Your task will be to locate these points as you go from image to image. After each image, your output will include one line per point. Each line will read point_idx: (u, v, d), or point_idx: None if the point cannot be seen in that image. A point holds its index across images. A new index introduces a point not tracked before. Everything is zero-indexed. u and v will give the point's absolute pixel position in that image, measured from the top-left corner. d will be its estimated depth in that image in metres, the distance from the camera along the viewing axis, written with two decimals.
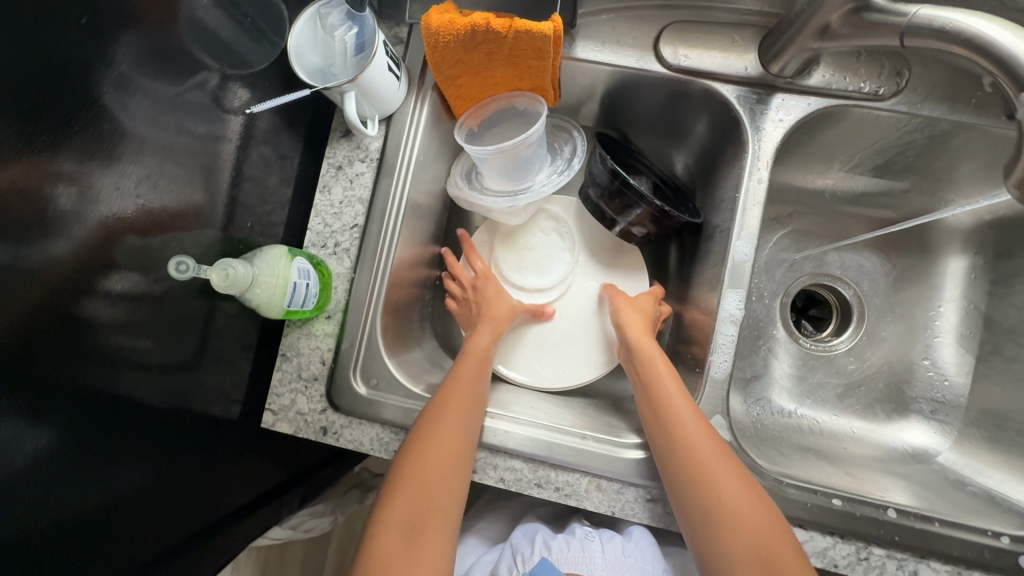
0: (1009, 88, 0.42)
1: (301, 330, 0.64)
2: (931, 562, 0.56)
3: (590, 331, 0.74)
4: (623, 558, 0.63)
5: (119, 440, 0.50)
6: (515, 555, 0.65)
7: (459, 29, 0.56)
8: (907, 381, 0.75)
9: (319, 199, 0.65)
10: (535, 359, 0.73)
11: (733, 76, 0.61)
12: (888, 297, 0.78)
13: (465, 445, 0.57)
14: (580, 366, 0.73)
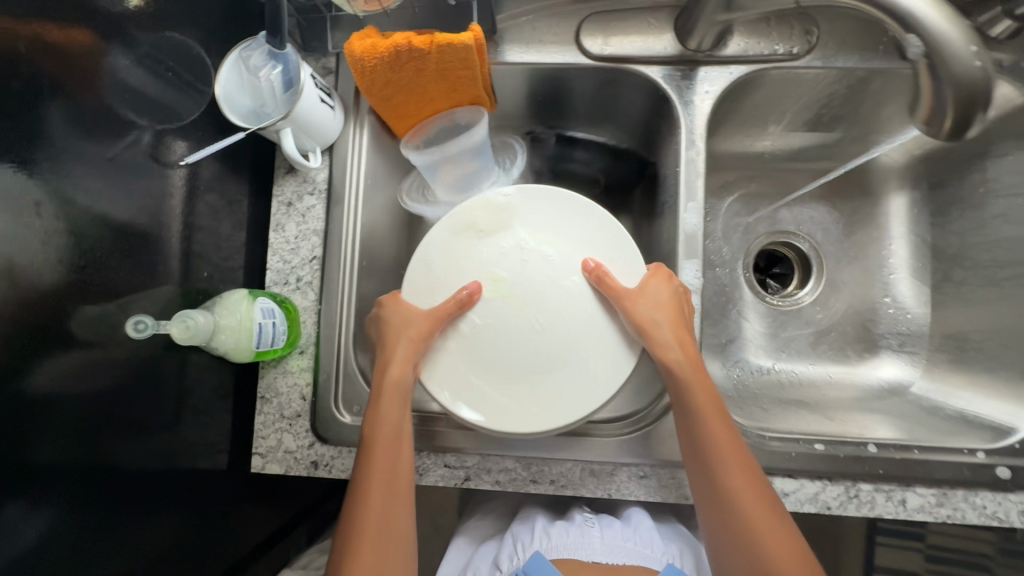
0: (895, 28, 0.41)
1: (276, 369, 0.64)
2: (916, 489, 0.58)
3: (585, 345, 0.58)
4: (623, 542, 0.65)
5: (109, 512, 0.49)
6: (516, 544, 0.67)
7: (382, 52, 0.57)
8: (872, 320, 0.77)
9: (274, 238, 0.65)
10: (520, 394, 0.57)
11: (655, 57, 0.64)
12: (842, 243, 0.81)
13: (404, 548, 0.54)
14: (585, 395, 0.56)
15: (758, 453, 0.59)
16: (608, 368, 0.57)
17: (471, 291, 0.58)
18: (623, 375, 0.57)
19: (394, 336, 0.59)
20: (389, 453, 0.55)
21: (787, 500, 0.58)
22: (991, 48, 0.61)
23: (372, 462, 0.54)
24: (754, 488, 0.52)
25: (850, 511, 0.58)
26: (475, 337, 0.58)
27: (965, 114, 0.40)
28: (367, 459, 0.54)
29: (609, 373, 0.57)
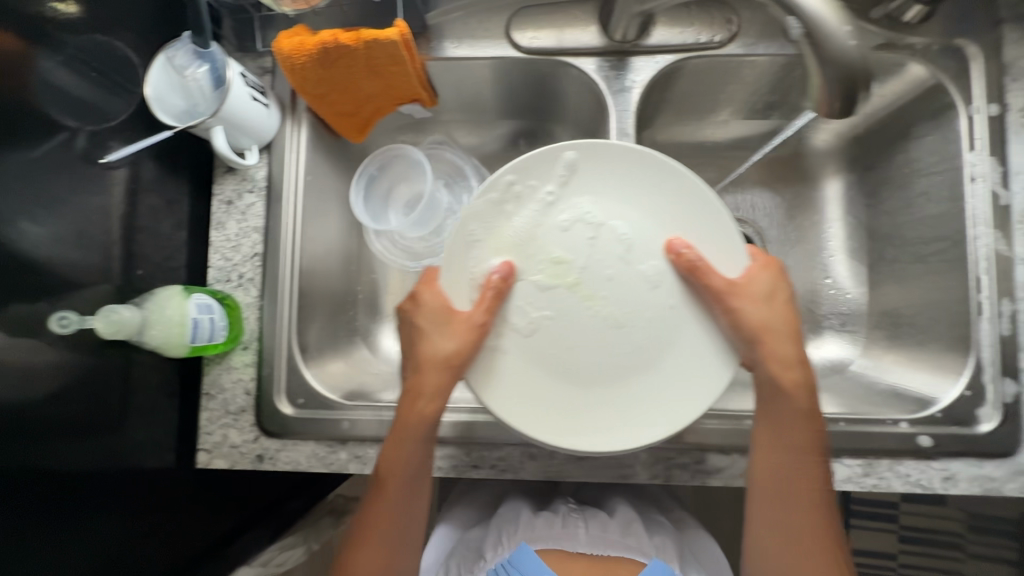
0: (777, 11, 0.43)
1: (220, 365, 0.65)
2: (844, 460, 0.60)
3: (671, 334, 0.55)
4: (605, 533, 0.66)
5: (53, 513, 0.49)
6: (502, 532, 0.69)
7: (310, 49, 0.58)
8: (815, 301, 0.77)
9: (216, 236, 0.66)
10: (576, 402, 0.55)
11: (582, 49, 0.65)
12: (784, 228, 0.81)
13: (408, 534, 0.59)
14: (652, 399, 0.55)
15: (690, 431, 0.61)
16: (710, 357, 0.54)
17: (496, 280, 0.54)
18: (722, 381, 0.53)
19: (429, 354, 0.56)
20: (415, 473, 0.58)
21: (720, 476, 0.60)
22: (903, 32, 0.63)
23: (393, 479, 0.58)
24: (801, 502, 0.56)
25: None
26: (565, 331, 0.56)
27: (847, 92, 0.42)
28: (399, 475, 0.57)
29: (692, 378, 0.54)
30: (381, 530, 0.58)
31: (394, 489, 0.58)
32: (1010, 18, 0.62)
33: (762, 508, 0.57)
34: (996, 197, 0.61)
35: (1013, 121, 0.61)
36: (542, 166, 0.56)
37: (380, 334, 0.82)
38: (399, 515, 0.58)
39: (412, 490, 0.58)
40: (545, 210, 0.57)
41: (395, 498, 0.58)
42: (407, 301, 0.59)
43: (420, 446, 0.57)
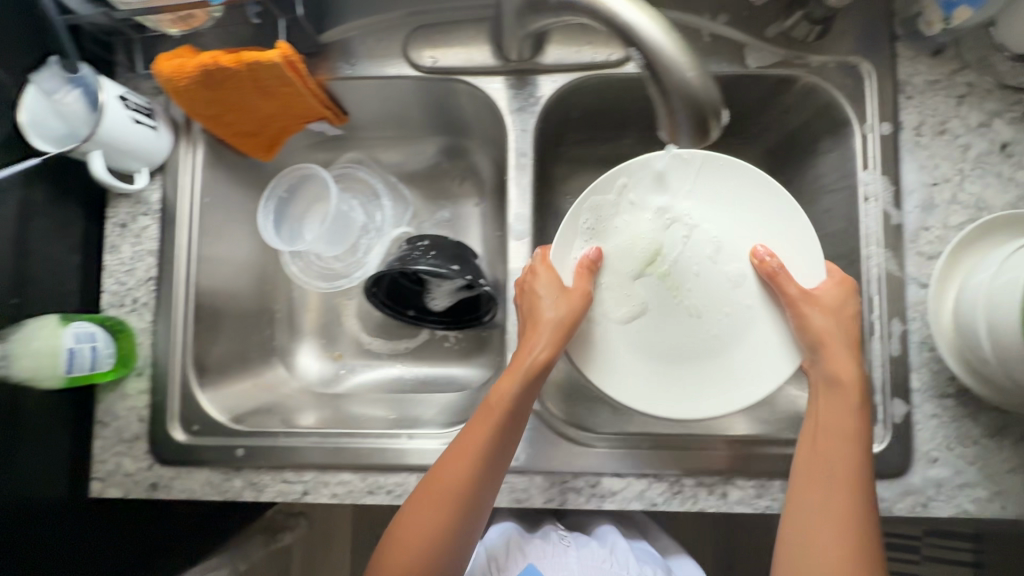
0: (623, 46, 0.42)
1: (114, 392, 0.64)
2: (737, 482, 0.60)
3: (743, 326, 0.57)
4: (598, 562, 0.66)
5: None
6: (492, 559, 0.66)
7: (191, 72, 0.57)
8: None
9: (108, 260, 0.65)
10: (701, 376, 0.57)
11: (478, 67, 0.65)
12: None
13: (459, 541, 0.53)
14: (746, 378, 0.56)
15: (581, 454, 0.61)
16: (769, 349, 0.57)
17: (587, 261, 0.58)
18: (783, 373, 0.56)
19: (544, 318, 0.56)
20: (512, 424, 0.55)
21: (615, 499, 0.60)
22: (800, 49, 0.63)
23: (488, 425, 0.55)
24: (844, 502, 0.50)
25: (673, 505, 0.60)
26: (623, 330, 0.58)
27: (700, 127, 0.42)
28: (501, 424, 0.55)
29: (767, 368, 0.56)
30: (416, 515, 0.53)
31: (472, 448, 0.54)
32: (903, 36, 0.62)
33: (798, 504, 0.52)
34: (888, 216, 0.61)
35: (906, 140, 0.61)
36: (635, 176, 0.59)
37: (297, 352, 0.80)
38: (472, 486, 0.53)
39: (483, 461, 0.54)
40: (609, 220, 0.60)
41: (464, 468, 0.53)
42: (525, 272, 0.60)
43: (519, 394, 0.55)
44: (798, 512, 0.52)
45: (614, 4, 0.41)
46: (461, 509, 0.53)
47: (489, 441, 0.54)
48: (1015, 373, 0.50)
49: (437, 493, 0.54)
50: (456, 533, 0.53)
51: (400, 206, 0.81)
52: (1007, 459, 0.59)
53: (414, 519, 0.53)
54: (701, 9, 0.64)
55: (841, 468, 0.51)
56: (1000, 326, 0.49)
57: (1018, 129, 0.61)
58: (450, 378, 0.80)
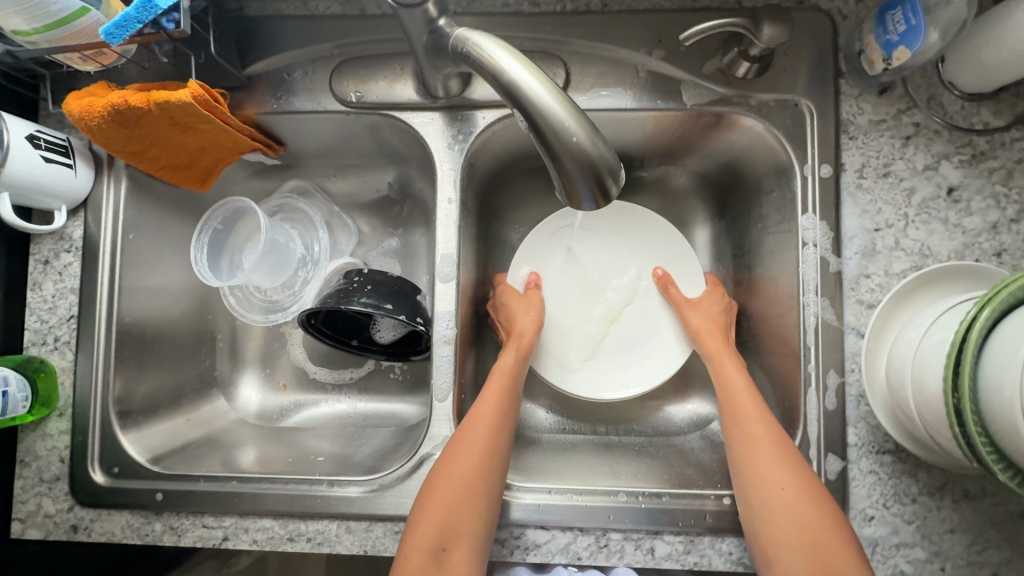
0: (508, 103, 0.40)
1: (35, 432, 0.63)
2: (665, 536, 0.58)
3: (655, 326, 0.70)
4: None
5: None
6: None
7: (100, 112, 0.56)
8: None
9: (30, 297, 0.64)
10: (623, 366, 0.68)
11: (406, 103, 0.63)
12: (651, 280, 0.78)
13: (488, 471, 0.54)
14: (653, 367, 0.68)
15: (504, 507, 0.58)
16: (670, 343, 0.69)
17: (532, 278, 0.70)
18: (680, 361, 0.68)
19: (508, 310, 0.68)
20: (518, 378, 0.62)
21: (539, 552, 0.58)
22: (739, 87, 0.61)
23: (497, 378, 0.60)
24: (788, 453, 0.53)
25: (600, 560, 0.58)
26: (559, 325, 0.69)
27: (600, 187, 0.40)
28: (511, 378, 0.61)
29: (667, 359, 0.68)
30: (455, 459, 0.53)
31: (495, 395, 0.59)
32: (847, 72, 0.60)
33: (759, 465, 0.53)
34: (826, 263, 0.58)
35: (847, 183, 0.59)
36: (565, 223, 0.71)
37: (239, 382, 0.78)
38: (498, 430, 0.56)
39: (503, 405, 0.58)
40: (546, 249, 0.71)
41: (484, 412, 0.57)
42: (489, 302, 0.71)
43: (519, 355, 0.63)
44: (756, 473, 0.53)
45: (503, 62, 0.39)
46: (491, 451, 0.55)
47: (501, 388, 0.60)
48: (941, 442, 0.49)
49: (457, 432, 0.56)
50: (490, 476, 0.53)
51: (344, 235, 0.80)
52: (947, 520, 0.56)
53: (448, 465, 0.53)
54: (637, 44, 0.61)
55: (766, 421, 0.55)
56: (926, 390, 0.48)
57: (965, 173, 0.58)
58: (391, 413, 0.78)
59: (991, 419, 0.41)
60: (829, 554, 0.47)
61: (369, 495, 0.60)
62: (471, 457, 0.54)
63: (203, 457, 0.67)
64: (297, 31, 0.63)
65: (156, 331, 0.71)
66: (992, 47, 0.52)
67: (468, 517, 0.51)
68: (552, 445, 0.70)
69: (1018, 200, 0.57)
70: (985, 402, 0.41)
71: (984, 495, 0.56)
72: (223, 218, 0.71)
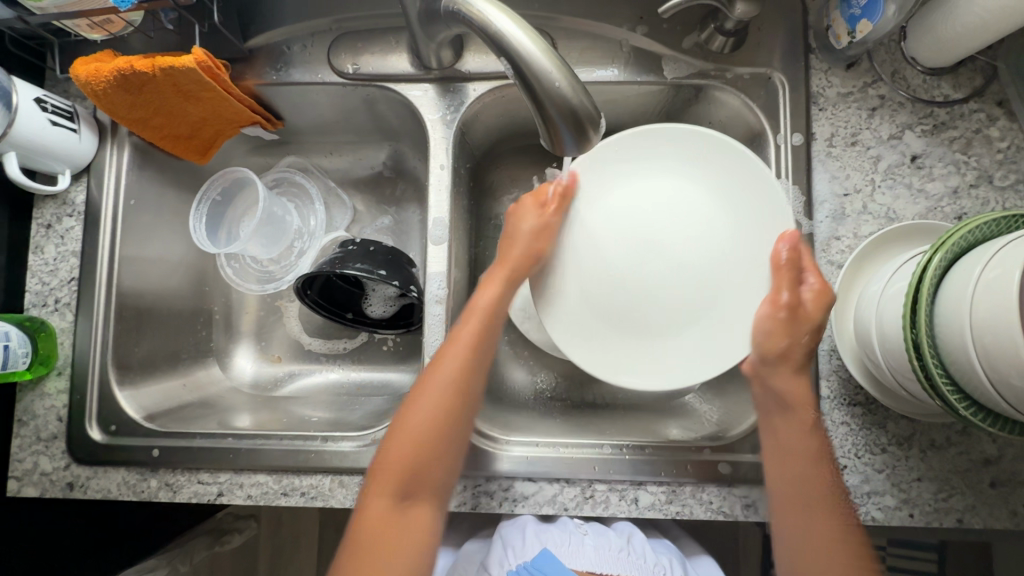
0: (500, 60, 0.43)
1: (34, 392, 0.65)
2: (648, 487, 0.60)
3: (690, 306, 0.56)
4: (616, 553, 0.62)
5: None
6: (505, 547, 0.62)
7: (106, 76, 0.58)
8: None
9: (32, 260, 0.66)
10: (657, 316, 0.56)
11: (402, 76, 0.66)
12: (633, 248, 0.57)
13: (450, 403, 0.56)
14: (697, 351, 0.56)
15: (494, 459, 0.61)
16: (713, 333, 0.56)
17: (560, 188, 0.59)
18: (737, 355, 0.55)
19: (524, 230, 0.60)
20: (499, 312, 0.61)
21: (527, 503, 0.60)
22: (716, 60, 0.64)
23: (476, 316, 0.59)
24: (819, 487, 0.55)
25: (586, 511, 0.60)
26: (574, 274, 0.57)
27: (580, 133, 0.42)
28: (489, 317, 0.60)
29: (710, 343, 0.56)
30: (432, 398, 0.56)
31: (467, 336, 0.58)
32: (817, 48, 0.64)
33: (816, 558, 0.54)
34: (799, 225, 0.62)
35: (818, 151, 0.63)
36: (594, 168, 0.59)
37: (235, 353, 0.80)
38: (477, 359, 0.58)
39: (484, 327, 0.59)
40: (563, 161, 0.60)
41: (456, 356, 0.57)
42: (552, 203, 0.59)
43: (498, 297, 0.61)
44: (794, 509, 0.55)
45: (490, 15, 0.42)
46: (463, 385, 0.57)
47: (479, 329, 0.59)
48: (906, 386, 0.52)
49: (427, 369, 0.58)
50: (452, 418, 0.56)
51: (339, 211, 0.82)
52: (915, 469, 0.59)
53: (429, 393, 0.56)
54: (620, 21, 0.65)
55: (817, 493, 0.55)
56: (888, 336, 0.51)
57: (927, 142, 0.62)
58: (384, 381, 0.80)
59: (947, 353, 0.44)
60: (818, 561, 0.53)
61: (362, 449, 0.62)
62: (441, 383, 0.56)
63: (198, 418, 0.69)
64: (297, 5, 0.66)
65: (155, 298, 0.72)
66: (945, 21, 0.56)
67: (437, 454, 0.55)
68: (542, 406, 0.73)
69: (976, 167, 0.61)
70: (940, 337, 0.45)
71: (950, 445, 0.59)
72: (220, 189, 0.74)
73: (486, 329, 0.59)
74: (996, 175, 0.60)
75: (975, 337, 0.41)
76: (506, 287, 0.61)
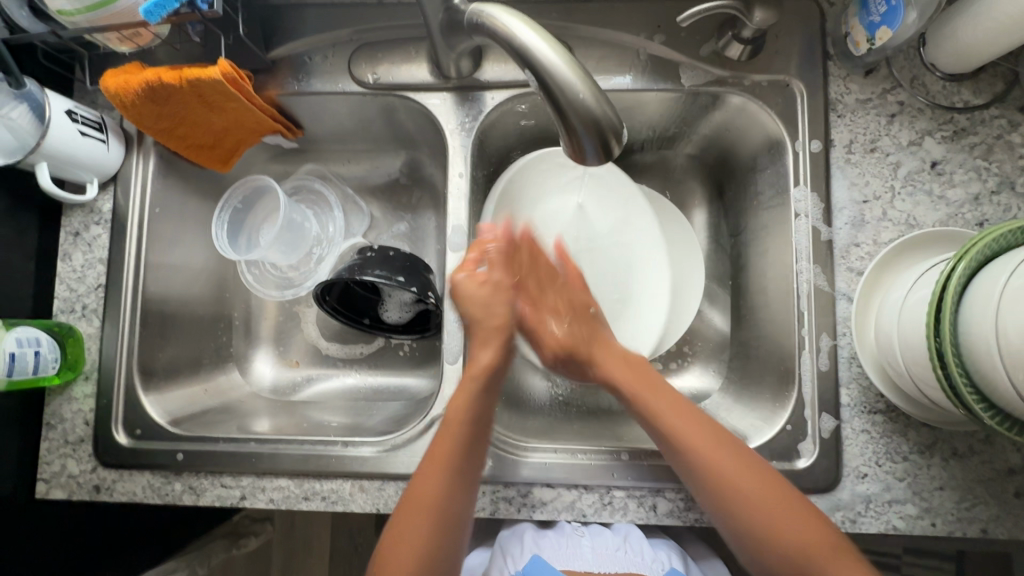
0: (523, 73, 0.44)
1: (61, 396, 0.66)
2: (666, 494, 0.60)
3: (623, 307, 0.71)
4: (614, 552, 0.63)
5: None
6: (504, 555, 0.64)
7: (135, 87, 0.60)
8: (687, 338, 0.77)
9: (60, 267, 0.67)
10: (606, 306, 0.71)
11: (420, 85, 0.67)
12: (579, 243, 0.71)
13: (458, 467, 0.55)
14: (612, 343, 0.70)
15: (512, 464, 0.61)
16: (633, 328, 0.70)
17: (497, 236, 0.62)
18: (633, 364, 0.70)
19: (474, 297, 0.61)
20: (497, 374, 0.60)
21: (545, 509, 0.60)
22: (733, 68, 0.65)
23: (474, 378, 0.59)
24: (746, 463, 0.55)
25: (604, 517, 0.60)
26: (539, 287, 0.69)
27: (602, 144, 0.43)
28: (485, 375, 0.59)
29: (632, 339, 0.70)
30: (436, 464, 0.55)
31: (467, 398, 0.58)
32: (835, 54, 0.64)
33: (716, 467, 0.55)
34: (817, 232, 0.62)
35: (837, 157, 0.62)
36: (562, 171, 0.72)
37: (254, 358, 0.81)
38: (479, 426, 0.57)
39: (484, 391, 0.59)
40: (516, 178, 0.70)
41: (457, 421, 0.57)
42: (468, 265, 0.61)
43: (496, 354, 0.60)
44: (705, 475, 0.55)
45: (514, 28, 0.43)
46: (466, 454, 0.56)
47: (481, 389, 0.58)
48: (928, 394, 0.52)
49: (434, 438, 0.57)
50: (462, 478, 0.56)
51: (357, 218, 0.83)
52: (937, 478, 0.58)
53: (437, 461, 0.56)
54: (637, 29, 0.65)
55: (682, 415, 0.58)
56: (911, 343, 0.51)
57: (948, 148, 0.61)
58: (400, 386, 0.80)
59: (972, 362, 0.44)
60: (800, 544, 0.52)
61: (382, 454, 0.62)
62: (448, 454, 0.56)
63: (220, 422, 0.70)
64: (318, 17, 0.67)
65: (178, 303, 0.74)
66: (966, 27, 0.56)
67: (448, 509, 0.54)
68: (558, 412, 0.73)
69: (998, 173, 0.60)
70: (965, 346, 0.44)
71: (973, 453, 0.58)
72: (241, 197, 0.75)
73: (488, 388, 0.59)
74: (1018, 181, 0.60)
75: (1003, 346, 0.41)
76: (501, 342, 0.61)
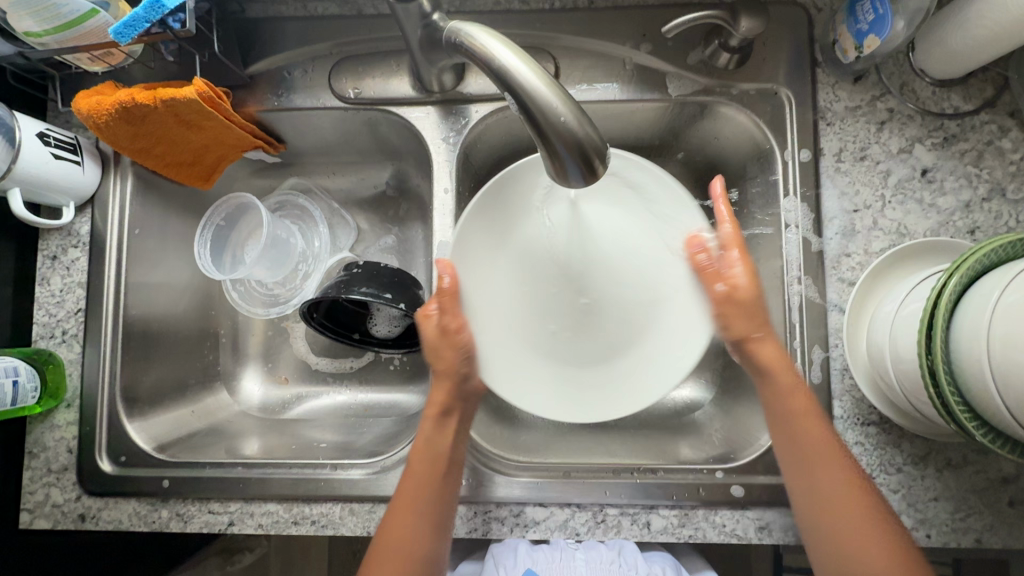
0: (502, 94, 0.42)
1: (43, 424, 0.65)
2: (660, 510, 0.59)
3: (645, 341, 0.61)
4: (608, 565, 0.62)
5: None
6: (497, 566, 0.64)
7: (107, 109, 0.58)
8: None
9: (38, 293, 0.66)
10: (610, 332, 0.62)
11: (403, 99, 0.66)
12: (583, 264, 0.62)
13: (427, 510, 0.54)
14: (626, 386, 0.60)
15: (504, 484, 0.60)
16: (651, 362, 0.60)
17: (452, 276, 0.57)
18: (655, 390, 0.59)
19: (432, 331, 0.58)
20: (461, 411, 0.58)
21: (538, 529, 0.60)
22: (721, 76, 0.64)
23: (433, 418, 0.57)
24: (828, 439, 0.52)
25: (597, 536, 0.59)
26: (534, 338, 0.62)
27: (585, 163, 0.41)
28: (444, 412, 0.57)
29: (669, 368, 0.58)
30: (405, 508, 0.54)
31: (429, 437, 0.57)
32: (823, 62, 0.63)
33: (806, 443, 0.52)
34: (808, 243, 0.61)
35: (826, 167, 0.62)
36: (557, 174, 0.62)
37: (241, 376, 0.80)
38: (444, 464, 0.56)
39: (447, 429, 0.57)
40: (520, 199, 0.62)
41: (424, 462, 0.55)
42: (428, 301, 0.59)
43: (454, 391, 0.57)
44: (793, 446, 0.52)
45: (492, 48, 0.42)
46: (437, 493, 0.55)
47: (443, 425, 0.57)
48: (919, 407, 0.52)
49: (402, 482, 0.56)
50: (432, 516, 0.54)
51: (343, 232, 0.82)
52: (932, 488, 0.58)
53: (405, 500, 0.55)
54: (622, 38, 0.64)
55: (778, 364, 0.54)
56: (902, 358, 0.50)
57: (938, 155, 0.61)
58: (388, 403, 0.79)
59: (963, 379, 0.43)
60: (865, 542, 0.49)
61: (372, 476, 0.61)
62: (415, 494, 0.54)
63: (207, 445, 0.69)
64: (297, 31, 0.66)
65: (161, 324, 0.72)
66: (956, 34, 0.55)
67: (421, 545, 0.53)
68: (552, 425, 0.72)
69: (988, 179, 0.60)
70: (956, 363, 0.44)
71: (967, 464, 0.58)
72: (224, 214, 0.74)
73: (449, 426, 0.57)
74: (1009, 187, 0.59)
75: (994, 366, 0.40)
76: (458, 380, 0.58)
